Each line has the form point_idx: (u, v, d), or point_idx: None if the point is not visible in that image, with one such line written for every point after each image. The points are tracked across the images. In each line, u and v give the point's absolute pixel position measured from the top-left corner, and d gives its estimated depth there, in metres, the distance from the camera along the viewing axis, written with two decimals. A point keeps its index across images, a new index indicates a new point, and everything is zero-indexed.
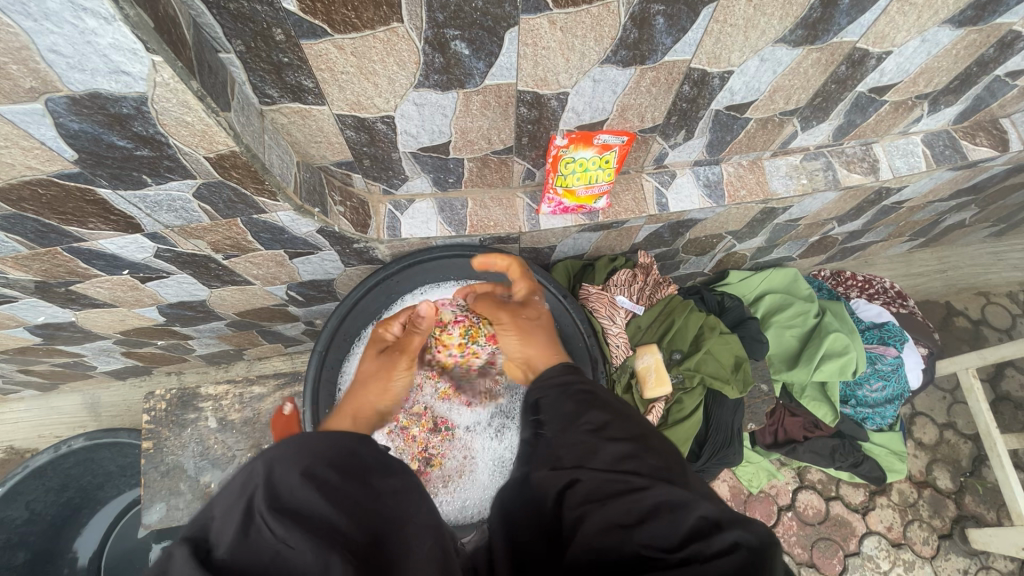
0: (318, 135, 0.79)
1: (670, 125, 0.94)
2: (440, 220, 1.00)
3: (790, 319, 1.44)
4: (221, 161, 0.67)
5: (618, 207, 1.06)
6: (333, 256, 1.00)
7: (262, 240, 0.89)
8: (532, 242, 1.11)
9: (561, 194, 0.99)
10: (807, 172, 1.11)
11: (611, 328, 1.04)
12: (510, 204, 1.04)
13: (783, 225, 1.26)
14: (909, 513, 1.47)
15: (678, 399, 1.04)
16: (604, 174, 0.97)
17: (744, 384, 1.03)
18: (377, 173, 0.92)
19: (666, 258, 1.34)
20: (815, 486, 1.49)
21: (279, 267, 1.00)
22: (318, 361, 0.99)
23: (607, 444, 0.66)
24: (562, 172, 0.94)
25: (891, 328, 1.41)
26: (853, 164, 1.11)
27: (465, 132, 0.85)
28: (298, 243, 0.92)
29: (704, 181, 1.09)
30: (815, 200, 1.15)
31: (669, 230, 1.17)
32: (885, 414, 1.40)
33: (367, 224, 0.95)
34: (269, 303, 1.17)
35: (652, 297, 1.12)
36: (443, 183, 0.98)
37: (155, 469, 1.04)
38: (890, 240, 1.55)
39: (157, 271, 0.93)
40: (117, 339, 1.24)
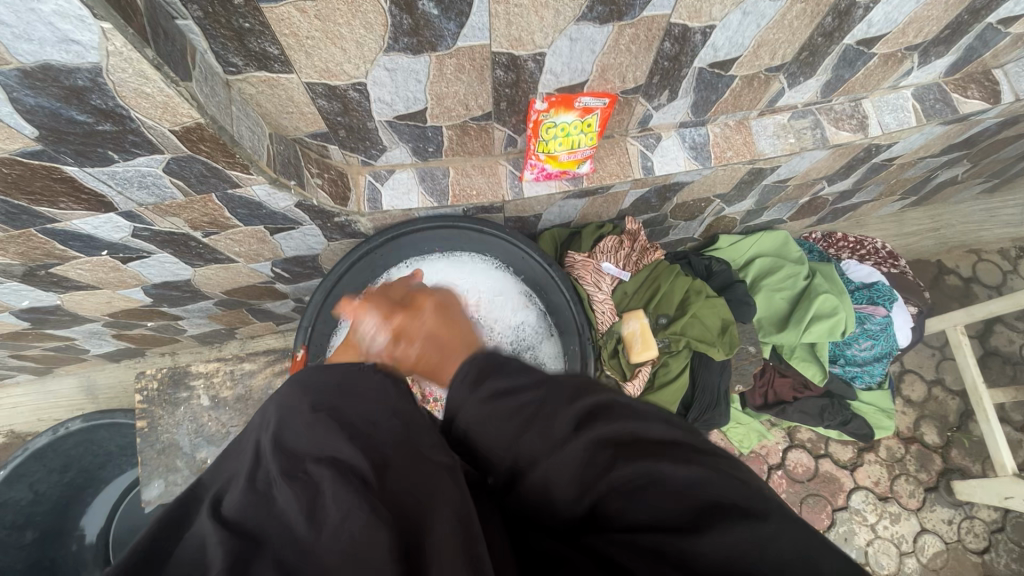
0: (289, 105, 0.77)
1: (652, 86, 0.92)
2: (421, 190, 0.99)
3: (779, 282, 1.44)
4: (187, 135, 0.65)
5: (603, 172, 1.04)
6: (315, 230, 0.99)
7: (240, 215, 0.87)
8: (517, 211, 1.10)
9: (544, 160, 0.97)
10: (794, 131, 1.09)
11: (597, 295, 1.05)
12: (493, 172, 1.02)
13: (772, 186, 1.25)
14: (897, 468, 1.51)
15: (665, 363, 1.05)
16: (586, 139, 0.95)
17: (732, 346, 1.04)
18: (354, 144, 0.90)
19: (654, 224, 1.32)
20: (804, 445, 1.52)
21: (261, 244, 1.00)
22: (305, 338, 0.99)
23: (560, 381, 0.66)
24: (543, 137, 0.92)
25: (880, 288, 1.41)
26: (841, 121, 1.09)
27: (441, 98, 0.83)
28: (277, 218, 0.91)
29: (690, 143, 1.07)
30: (802, 160, 1.13)
31: (656, 194, 1.16)
32: (874, 372, 1.42)
33: (346, 197, 0.94)
34: (255, 281, 1.17)
35: (639, 262, 1.11)
36: (423, 152, 0.96)
37: (152, 447, 1.06)
38: (881, 199, 1.54)
39: (137, 251, 0.92)
40: (106, 322, 1.24)
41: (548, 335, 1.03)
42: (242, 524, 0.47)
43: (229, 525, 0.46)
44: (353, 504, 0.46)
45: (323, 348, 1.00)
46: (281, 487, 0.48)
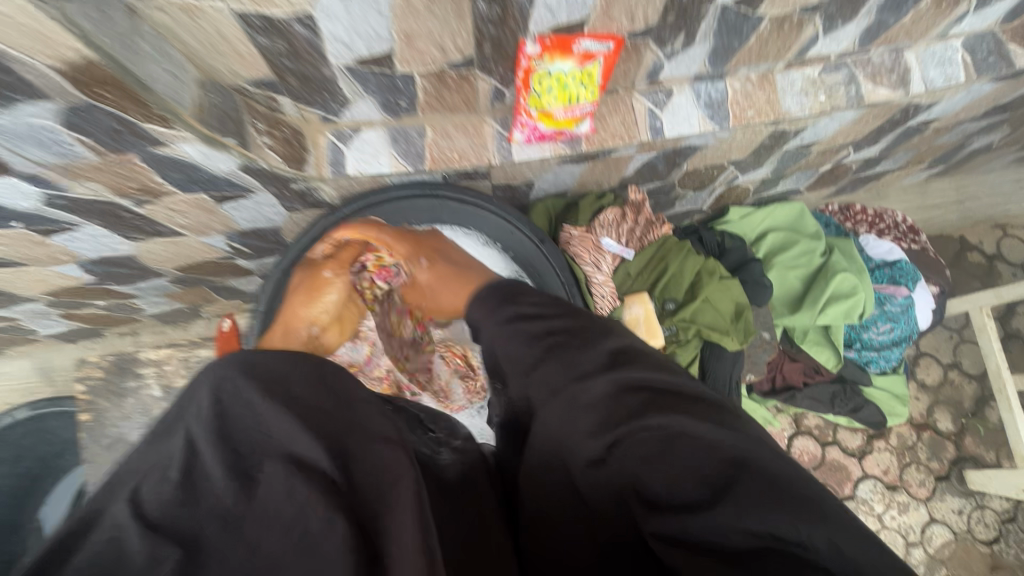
0: (220, 42, 0.62)
1: (666, 28, 0.77)
2: (393, 152, 0.85)
3: (793, 259, 1.31)
4: (76, 74, 0.52)
5: (604, 133, 0.90)
6: (271, 199, 0.85)
7: (174, 181, 0.73)
8: (506, 179, 0.96)
9: (536, 118, 0.84)
10: (825, 87, 0.95)
11: (596, 276, 0.93)
12: (477, 132, 0.88)
13: (793, 151, 1.11)
14: (907, 456, 1.43)
15: (672, 353, 0.96)
16: (587, 93, 0.81)
17: (745, 335, 0.95)
18: (309, 95, 0.75)
19: (660, 194, 1.19)
20: (811, 432, 1.44)
21: (208, 214, 0.86)
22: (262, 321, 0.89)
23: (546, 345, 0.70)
24: (535, 89, 0.79)
25: (903, 266, 1.30)
26: (880, 76, 0.95)
27: (410, 37, 0.68)
28: (222, 184, 0.77)
29: (705, 99, 0.92)
30: (831, 121, 0.99)
31: (664, 160, 1.02)
32: (891, 357, 1.32)
33: (303, 159, 0.80)
34: (211, 256, 1.04)
35: (643, 238, 0.98)
36: (394, 107, 0.81)
37: (96, 443, 0.95)
38: (907, 168, 1.40)
39: (59, 223, 0.78)
40: (48, 301, 1.10)
41: None
42: (174, 522, 0.44)
43: (159, 524, 0.44)
44: (295, 483, 0.47)
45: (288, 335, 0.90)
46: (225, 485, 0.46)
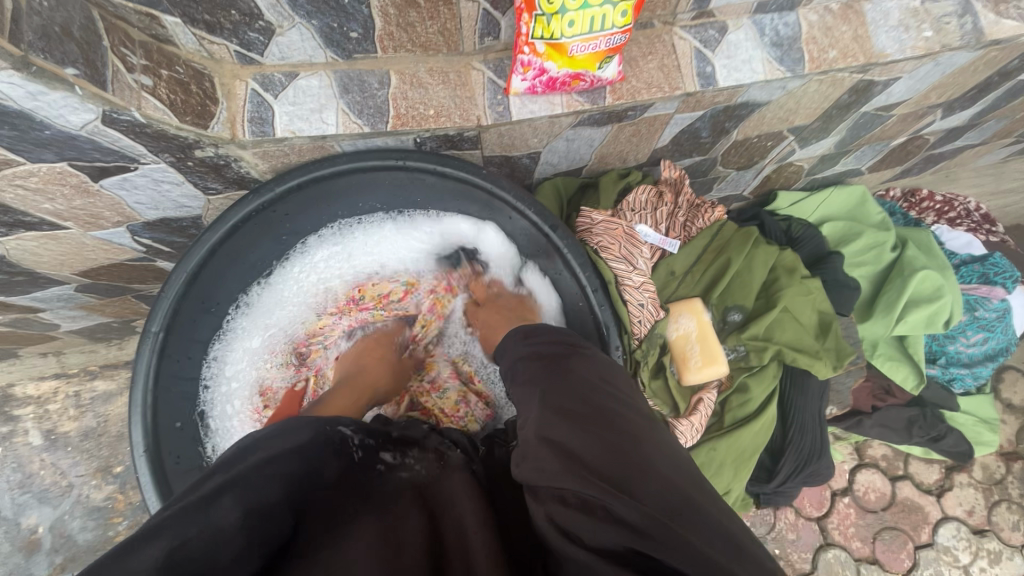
0: None
1: None
2: (342, 105, 0.60)
3: (859, 255, 1.07)
4: None
5: (637, 81, 0.66)
6: (172, 174, 0.61)
7: (5, 141, 0.49)
8: (503, 148, 0.72)
9: (542, 54, 0.59)
10: (931, 19, 0.70)
11: (630, 277, 0.67)
12: (462, 80, 0.64)
13: (870, 115, 0.87)
14: (996, 493, 1.17)
15: (739, 384, 0.73)
16: (613, 15, 0.55)
17: (838, 358, 0.72)
18: (211, 15, 0.51)
19: (697, 173, 0.95)
20: (877, 464, 1.19)
21: (85, 197, 0.61)
22: (157, 351, 0.60)
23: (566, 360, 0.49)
24: (542, 8, 0.54)
25: (999, 261, 1.04)
26: (1003, 4, 0.71)
27: None
28: (86, 149, 0.53)
29: (772, 36, 0.68)
30: (930, 72, 0.74)
31: (710, 124, 0.78)
32: (980, 374, 1.08)
33: (209, 114, 0.55)
34: (118, 257, 0.79)
35: (688, 225, 0.75)
36: (343, 41, 0.58)
37: None
38: (990, 142, 1.16)
39: None
40: None
41: None
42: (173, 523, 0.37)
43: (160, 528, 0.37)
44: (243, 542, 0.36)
45: (203, 366, 0.66)
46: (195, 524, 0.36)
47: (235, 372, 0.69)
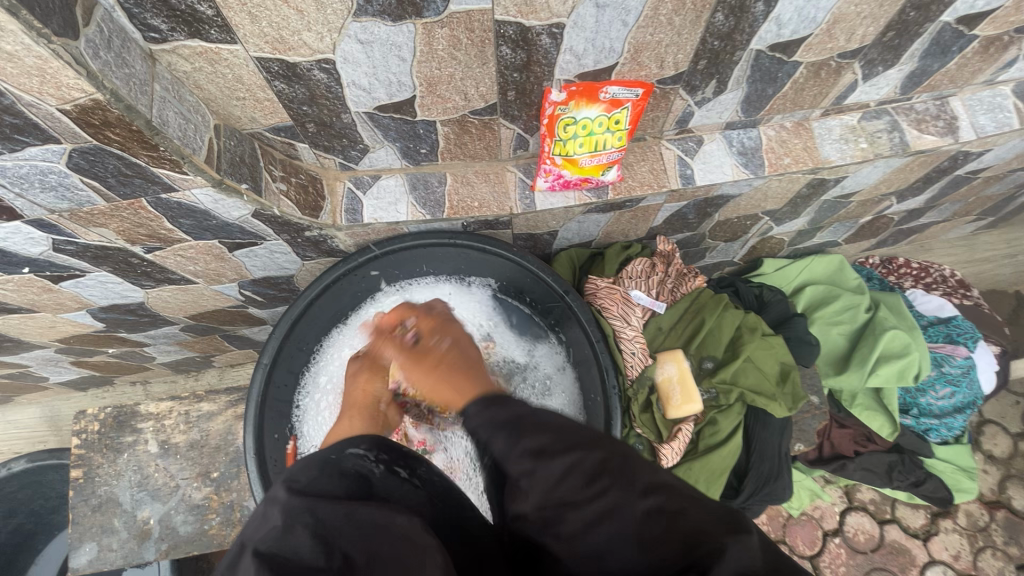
0: (238, 87, 0.61)
1: (697, 73, 0.73)
2: (411, 199, 0.82)
3: (836, 314, 1.22)
4: (86, 117, 0.50)
5: (632, 181, 0.86)
6: (283, 246, 0.82)
7: (185, 227, 0.71)
8: (528, 227, 0.92)
9: (560, 165, 0.80)
10: (867, 134, 0.90)
11: (625, 331, 0.87)
12: (499, 179, 0.85)
13: (832, 201, 1.06)
14: (980, 539, 1.26)
15: (711, 420, 0.88)
16: (613, 139, 0.77)
17: (793, 400, 0.89)
18: (328, 142, 0.73)
19: (690, 244, 1.14)
20: (866, 508, 1.28)
21: (219, 262, 0.83)
22: (264, 376, 0.80)
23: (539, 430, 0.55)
24: (560, 136, 0.75)
25: (960, 324, 1.20)
26: (924, 123, 0.90)
27: (432, 82, 0.65)
28: (233, 231, 0.74)
29: (738, 147, 0.88)
30: (874, 169, 0.95)
31: (694, 209, 0.97)
32: (954, 425, 1.19)
33: (318, 206, 0.77)
34: (223, 305, 1.00)
35: (675, 291, 0.94)
36: (414, 154, 0.79)
37: (85, 503, 0.91)
38: (954, 219, 1.33)
39: (67, 268, 0.76)
40: (58, 348, 1.05)
41: (561, 367, 0.86)
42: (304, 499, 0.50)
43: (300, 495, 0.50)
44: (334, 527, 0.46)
45: (296, 390, 0.84)
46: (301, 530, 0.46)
47: (323, 383, 0.85)
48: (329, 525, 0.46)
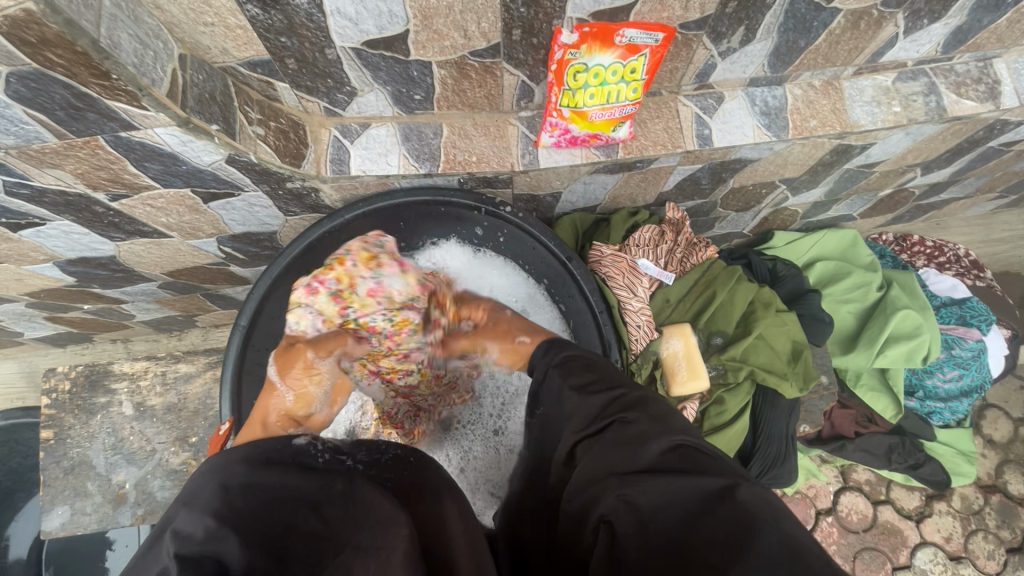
0: (203, 9, 0.53)
1: (725, 18, 0.66)
2: (403, 151, 0.75)
3: (846, 292, 1.17)
4: (20, 33, 0.43)
5: (645, 140, 0.79)
6: (263, 199, 0.75)
7: (151, 172, 0.64)
8: (530, 187, 0.85)
9: (568, 118, 0.73)
10: (901, 96, 0.83)
11: (631, 302, 0.83)
12: (500, 133, 0.77)
13: (854, 171, 1.00)
14: (973, 522, 1.26)
15: (720, 398, 0.86)
16: (627, 91, 0.70)
17: (804, 380, 0.87)
18: (311, 82, 0.66)
19: (700, 213, 1.07)
20: (861, 488, 1.27)
21: (194, 214, 0.76)
22: (242, 338, 0.76)
23: (591, 399, 0.56)
24: (569, 84, 0.68)
25: (975, 305, 1.15)
26: (965, 86, 0.83)
27: (428, 14, 0.58)
28: (208, 180, 0.68)
29: (761, 106, 0.81)
30: (905, 136, 0.88)
31: (708, 174, 0.90)
32: (957, 408, 1.17)
33: (301, 155, 0.70)
34: (202, 262, 0.94)
35: (684, 261, 0.90)
36: (408, 101, 0.71)
37: (57, 465, 0.87)
38: (975, 196, 1.27)
39: (25, 215, 0.70)
40: (28, 302, 0.98)
41: None
42: (197, 497, 0.44)
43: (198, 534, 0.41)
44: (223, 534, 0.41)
45: None
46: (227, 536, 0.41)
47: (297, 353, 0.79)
48: (241, 507, 0.43)
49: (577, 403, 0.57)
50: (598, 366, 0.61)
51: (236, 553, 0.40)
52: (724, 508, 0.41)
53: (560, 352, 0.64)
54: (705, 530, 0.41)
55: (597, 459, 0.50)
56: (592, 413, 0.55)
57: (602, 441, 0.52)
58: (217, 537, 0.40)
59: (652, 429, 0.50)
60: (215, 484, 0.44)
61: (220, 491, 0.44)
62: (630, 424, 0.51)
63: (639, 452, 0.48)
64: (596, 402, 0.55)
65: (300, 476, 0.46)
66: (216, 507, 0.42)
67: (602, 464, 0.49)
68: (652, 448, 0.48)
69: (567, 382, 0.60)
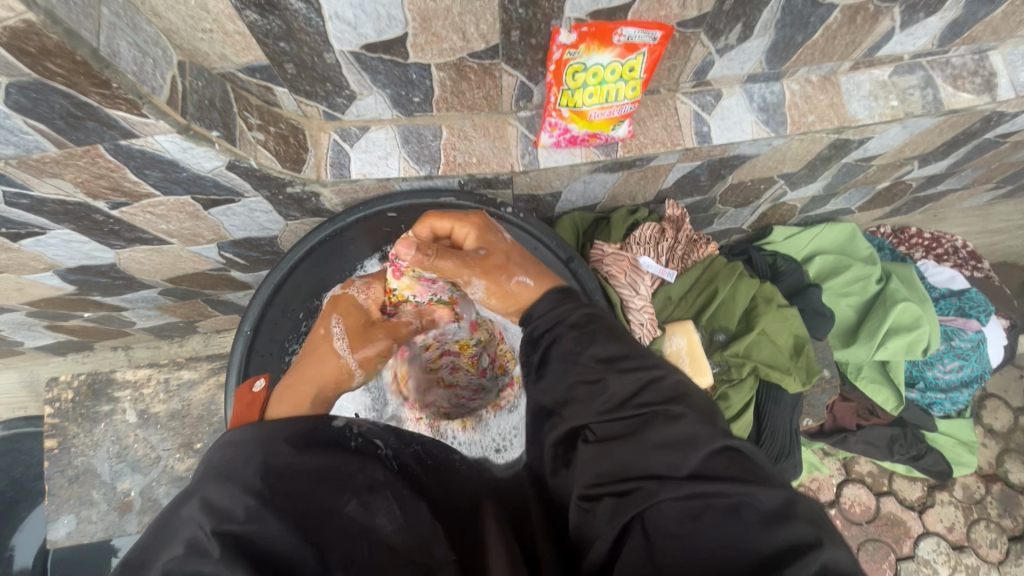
0: (202, 16, 0.53)
1: (723, 15, 0.66)
2: (403, 154, 0.75)
3: (846, 285, 1.17)
4: (19, 44, 0.43)
5: (644, 138, 0.79)
6: (264, 204, 0.75)
7: (151, 179, 0.64)
8: (530, 187, 0.85)
9: (567, 118, 0.73)
10: (898, 90, 0.83)
11: (633, 301, 0.83)
12: (500, 134, 0.77)
13: (851, 165, 1.00)
14: (975, 511, 1.26)
15: (723, 394, 0.87)
16: (626, 89, 0.70)
17: (807, 374, 0.87)
18: (310, 87, 0.66)
19: (699, 209, 1.08)
20: (863, 480, 1.28)
21: (195, 220, 0.76)
22: (246, 345, 0.76)
23: (619, 377, 0.52)
24: (568, 84, 0.68)
25: (973, 297, 1.16)
26: (961, 79, 0.84)
27: (427, 17, 0.58)
28: (209, 187, 0.68)
29: (760, 102, 0.81)
30: (902, 130, 0.88)
31: (708, 170, 0.90)
32: (958, 399, 1.18)
33: (301, 160, 0.70)
34: (203, 268, 0.94)
35: (685, 258, 0.90)
36: (407, 103, 0.71)
37: (61, 475, 0.87)
38: (972, 187, 1.27)
39: (24, 225, 0.69)
40: (28, 312, 0.98)
41: None
42: (233, 472, 0.43)
43: (234, 518, 0.39)
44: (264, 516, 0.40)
45: (283, 361, 0.78)
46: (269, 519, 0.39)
47: None
48: (280, 490, 0.42)
49: (606, 378, 0.52)
50: (622, 335, 0.56)
51: (279, 532, 0.39)
52: (789, 530, 0.39)
53: (579, 310, 0.59)
54: (746, 541, 0.40)
55: (630, 454, 0.47)
56: (620, 395, 0.51)
57: (637, 428, 0.48)
58: (257, 518, 0.39)
59: (698, 429, 0.46)
60: (258, 462, 0.44)
61: (263, 470, 0.43)
62: (666, 419, 0.48)
63: (681, 454, 0.45)
64: (625, 384, 0.51)
65: (340, 459, 0.47)
66: (259, 487, 0.41)
67: (634, 457, 0.47)
68: (698, 452, 0.45)
69: (586, 349, 0.55)
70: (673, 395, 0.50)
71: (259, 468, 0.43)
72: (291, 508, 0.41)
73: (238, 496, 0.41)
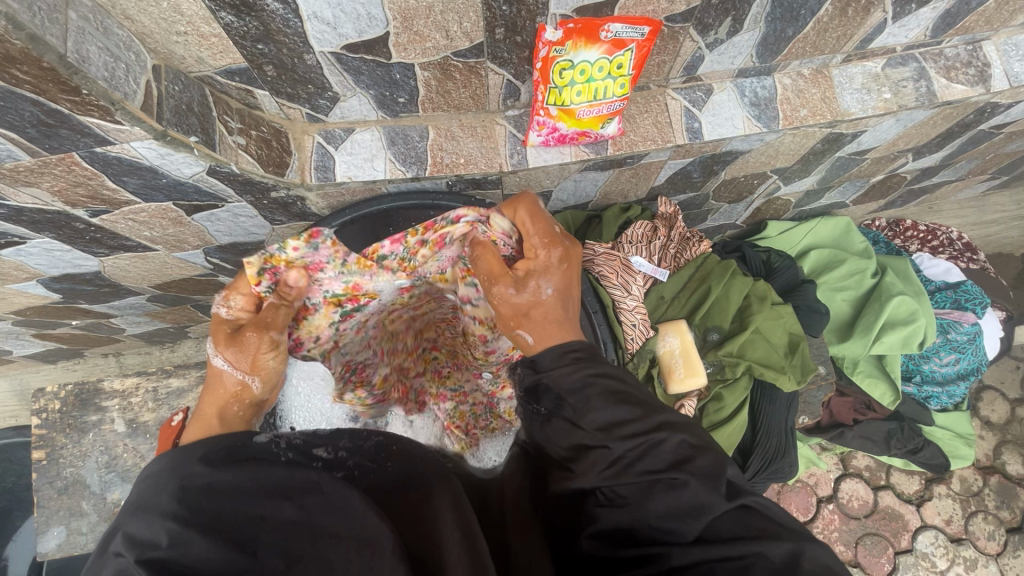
0: (175, 17, 0.51)
1: (712, 9, 0.64)
2: (390, 155, 0.73)
3: (841, 280, 1.16)
4: None
5: (634, 135, 0.78)
6: (248, 209, 0.74)
7: (131, 186, 0.62)
8: (520, 187, 0.84)
9: (556, 116, 0.72)
10: (890, 83, 0.82)
11: (626, 301, 0.80)
12: (487, 134, 0.76)
13: (845, 159, 0.99)
14: (973, 504, 1.26)
15: (718, 394, 0.86)
16: (614, 86, 0.69)
17: (802, 372, 0.86)
18: (291, 90, 0.65)
19: (693, 206, 1.07)
20: (861, 474, 1.27)
21: (179, 227, 0.75)
22: None
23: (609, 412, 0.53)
24: (555, 82, 0.67)
25: (970, 289, 1.15)
26: (954, 70, 0.83)
27: (408, 16, 0.56)
28: (190, 192, 0.66)
29: (751, 97, 0.80)
30: (895, 123, 0.87)
31: (700, 167, 0.89)
32: (955, 392, 1.17)
33: (285, 163, 0.69)
34: (190, 273, 0.93)
35: (679, 256, 0.90)
36: (392, 104, 0.70)
37: (50, 485, 0.86)
38: (967, 178, 1.26)
39: (3, 235, 0.68)
40: (15, 321, 0.96)
41: None
42: (150, 498, 0.42)
43: (155, 547, 0.39)
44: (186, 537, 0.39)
45: None
46: (195, 540, 0.39)
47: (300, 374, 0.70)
48: (197, 508, 0.41)
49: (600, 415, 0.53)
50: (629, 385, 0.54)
51: (202, 553, 0.38)
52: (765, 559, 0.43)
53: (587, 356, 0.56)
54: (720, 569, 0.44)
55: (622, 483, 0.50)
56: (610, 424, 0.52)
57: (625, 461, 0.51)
58: (182, 541, 0.39)
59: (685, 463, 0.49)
60: (174, 482, 0.43)
61: (177, 492, 0.42)
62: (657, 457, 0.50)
63: (667, 491, 0.48)
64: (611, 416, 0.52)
65: (260, 468, 0.45)
66: (175, 510, 0.41)
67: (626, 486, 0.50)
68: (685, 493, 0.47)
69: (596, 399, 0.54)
70: (677, 462, 0.49)
71: (177, 485, 0.42)
72: (217, 523, 0.40)
73: (157, 523, 0.40)
